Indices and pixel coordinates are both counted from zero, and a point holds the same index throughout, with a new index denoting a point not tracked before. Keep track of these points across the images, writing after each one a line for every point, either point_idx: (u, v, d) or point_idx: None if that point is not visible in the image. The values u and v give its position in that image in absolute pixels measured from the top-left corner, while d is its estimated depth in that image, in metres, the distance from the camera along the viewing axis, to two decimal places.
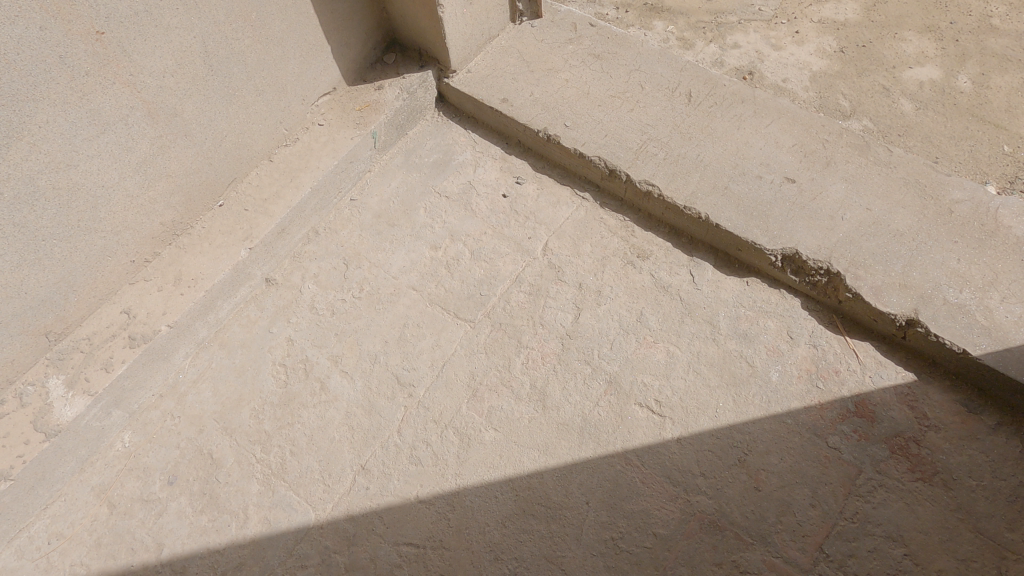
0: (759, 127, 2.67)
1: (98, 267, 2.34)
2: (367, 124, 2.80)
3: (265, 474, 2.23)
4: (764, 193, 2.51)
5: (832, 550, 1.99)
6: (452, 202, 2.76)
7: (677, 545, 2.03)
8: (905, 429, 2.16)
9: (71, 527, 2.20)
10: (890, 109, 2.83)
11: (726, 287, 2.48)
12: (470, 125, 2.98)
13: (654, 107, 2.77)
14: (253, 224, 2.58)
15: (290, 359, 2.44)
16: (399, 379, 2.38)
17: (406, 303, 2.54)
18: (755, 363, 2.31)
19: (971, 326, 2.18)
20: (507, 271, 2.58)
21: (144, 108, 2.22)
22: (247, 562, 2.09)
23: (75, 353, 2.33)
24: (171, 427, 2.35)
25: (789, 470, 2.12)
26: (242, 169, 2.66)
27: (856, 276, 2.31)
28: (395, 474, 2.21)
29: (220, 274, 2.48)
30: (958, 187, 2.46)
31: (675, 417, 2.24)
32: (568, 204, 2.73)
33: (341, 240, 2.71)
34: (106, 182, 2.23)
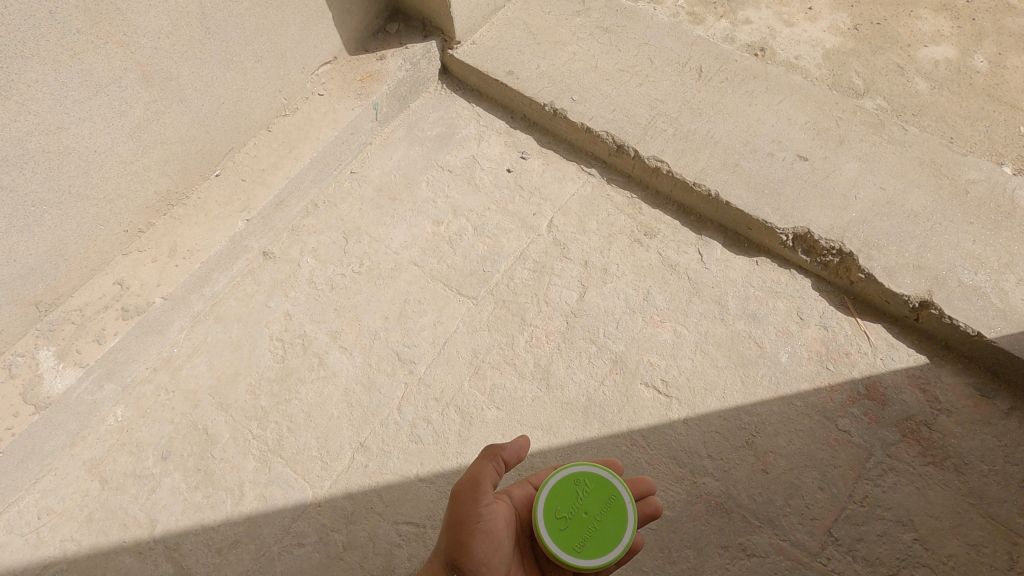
0: (772, 103, 2.60)
1: (90, 236, 2.27)
2: (369, 95, 2.72)
3: (262, 451, 2.18)
4: (776, 170, 2.45)
5: (841, 534, 1.95)
6: (455, 176, 2.69)
7: (682, 527, 1.98)
8: (916, 413, 2.11)
9: (61, 501, 2.14)
10: (904, 88, 2.76)
11: (735, 266, 2.43)
12: (474, 98, 2.91)
13: (663, 82, 2.70)
14: (250, 195, 2.52)
15: (288, 334, 2.38)
16: (400, 355, 2.32)
17: (407, 278, 2.47)
18: (763, 344, 2.27)
19: (987, 308, 2.13)
20: (511, 247, 2.51)
21: (138, 70, 2.14)
22: (242, 539, 2.04)
23: (66, 325, 2.27)
24: (165, 402, 2.28)
25: (797, 452, 2.07)
26: (240, 139, 2.59)
27: (869, 256, 2.25)
28: (394, 452, 2.16)
29: (217, 246, 2.42)
30: (974, 167, 2.40)
31: (682, 397, 2.19)
32: (574, 179, 2.66)
33: (340, 213, 2.64)
34: (98, 147, 2.15)
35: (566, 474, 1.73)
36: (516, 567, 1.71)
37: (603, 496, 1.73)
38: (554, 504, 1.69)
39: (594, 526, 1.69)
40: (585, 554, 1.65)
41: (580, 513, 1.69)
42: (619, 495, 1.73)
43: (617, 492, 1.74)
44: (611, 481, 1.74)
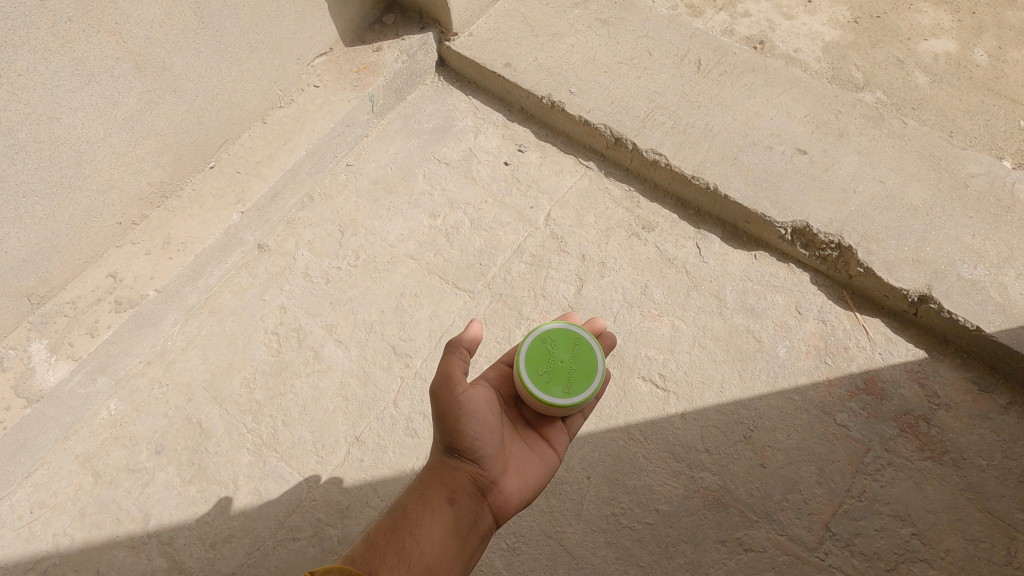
0: (771, 96, 2.59)
1: (83, 228, 2.25)
2: (365, 86, 2.70)
3: (256, 445, 2.16)
4: (775, 164, 2.43)
5: (839, 528, 1.94)
6: (452, 169, 2.67)
7: (680, 521, 1.97)
8: (914, 407, 2.10)
9: (54, 495, 2.12)
10: (904, 81, 2.75)
11: (734, 260, 2.41)
12: (471, 91, 2.89)
13: (662, 75, 2.68)
14: (245, 187, 2.49)
15: (283, 328, 2.36)
16: (396, 349, 2.31)
17: (403, 272, 2.46)
18: (762, 339, 2.25)
19: (986, 303, 2.12)
20: (508, 241, 2.50)
21: (131, 60, 2.12)
22: (236, 534, 2.02)
23: (59, 317, 2.25)
24: (159, 395, 2.27)
25: (795, 447, 2.06)
26: (235, 131, 2.56)
27: (868, 250, 2.24)
28: (390, 446, 2.14)
29: (211, 238, 2.39)
30: (974, 161, 2.39)
31: (679, 391, 2.18)
32: (572, 172, 2.64)
33: (336, 206, 2.62)
34: (91, 137, 2.13)
35: (530, 338, 1.75)
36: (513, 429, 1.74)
37: (571, 345, 1.76)
38: (533, 367, 1.71)
39: (573, 370, 1.72)
40: (575, 391, 1.70)
41: (556, 363, 1.73)
42: (580, 337, 1.77)
43: (578, 334, 1.78)
44: (567, 328, 1.78)
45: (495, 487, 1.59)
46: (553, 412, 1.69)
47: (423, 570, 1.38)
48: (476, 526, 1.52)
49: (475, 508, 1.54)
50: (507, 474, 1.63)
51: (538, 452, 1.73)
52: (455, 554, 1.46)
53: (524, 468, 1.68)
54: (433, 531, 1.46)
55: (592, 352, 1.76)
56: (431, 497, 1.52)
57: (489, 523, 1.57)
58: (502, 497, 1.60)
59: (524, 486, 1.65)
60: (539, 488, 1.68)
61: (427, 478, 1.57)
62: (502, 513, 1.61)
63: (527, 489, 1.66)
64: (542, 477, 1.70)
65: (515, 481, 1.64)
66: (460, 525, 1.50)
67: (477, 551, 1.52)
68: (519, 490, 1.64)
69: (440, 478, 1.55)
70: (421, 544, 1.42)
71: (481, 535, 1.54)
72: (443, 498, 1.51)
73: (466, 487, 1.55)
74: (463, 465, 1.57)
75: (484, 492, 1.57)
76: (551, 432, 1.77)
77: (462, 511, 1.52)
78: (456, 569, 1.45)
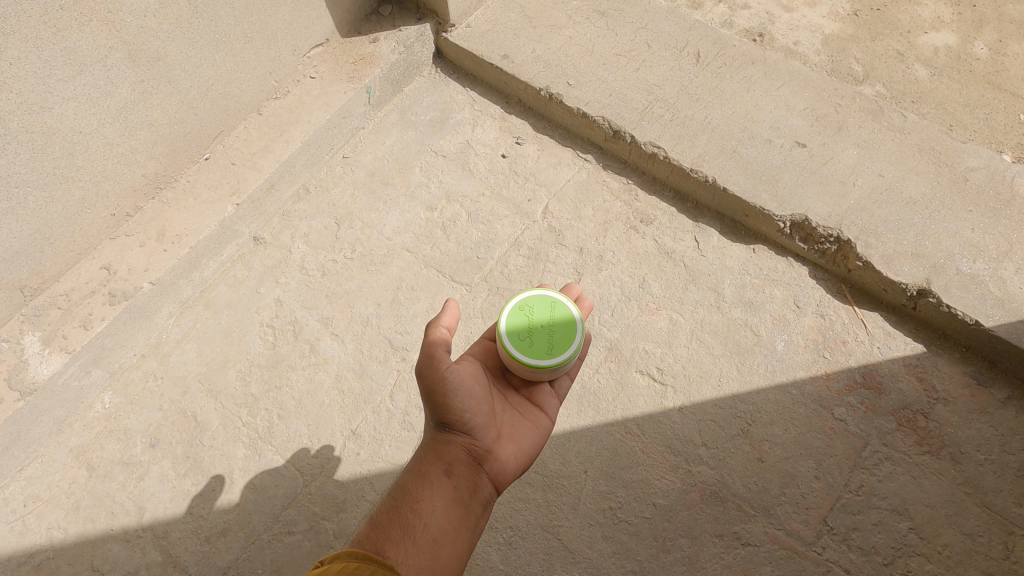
0: (770, 89, 2.57)
1: (76, 219, 2.23)
2: (361, 78, 2.68)
3: (252, 438, 2.15)
4: (774, 157, 2.42)
5: (837, 523, 1.93)
6: (449, 161, 2.65)
7: (677, 516, 1.97)
8: (913, 402, 2.09)
9: (47, 489, 2.10)
10: (904, 74, 2.73)
11: (732, 253, 2.40)
12: (469, 83, 2.87)
13: (661, 67, 2.66)
14: (240, 179, 2.47)
15: (278, 321, 2.35)
16: (392, 342, 2.29)
17: (400, 264, 2.44)
18: (760, 333, 2.25)
19: (985, 297, 2.11)
20: (505, 234, 2.48)
21: (124, 49, 2.09)
22: (232, 527, 2.01)
23: (52, 310, 2.23)
24: (154, 388, 2.25)
25: (793, 441, 2.05)
26: (229, 122, 2.54)
27: (867, 244, 2.23)
28: (387, 440, 2.13)
29: (206, 230, 2.37)
30: (974, 154, 2.38)
31: (677, 385, 2.18)
32: (569, 165, 2.63)
33: (332, 198, 2.60)
34: (84, 128, 2.10)
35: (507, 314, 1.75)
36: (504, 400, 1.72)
37: (549, 311, 1.76)
38: (514, 334, 1.70)
39: (554, 331, 1.72)
40: (560, 350, 1.69)
41: (537, 327, 1.72)
42: (557, 300, 1.78)
43: (554, 298, 1.78)
44: (541, 294, 1.78)
45: (490, 456, 1.56)
46: (541, 373, 1.67)
47: (430, 543, 1.34)
48: (477, 495, 1.49)
49: (474, 478, 1.51)
50: (501, 441, 1.60)
51: (529, 418, 1.70)
52: (461, 524, 1.42)
53: (517, 434, 1.65)
54: (436, 504, 1.41)
55: (570, 313, 1.76)
56: (429, 472, 1.47)
57: (490, 491, 1.53)
58: (499, 464, 1.57)
59: (519, 452, 1.62)
60: (534, 452, 1.66)
61: (422, 455, 1.52)
62: (501, 480, 1.58)
63: (523, 454, 1.64)
64: (536, 441, 1.68)
65: (510, 447, 1.61)
66: (461, 496, 1.46)
67: (482, 519, 1.48)
68: (515, 456, 1.61)
69: (435, 453, 1.50)
70: (425, 518, 1.38)
71: (484, 503, 1.51)
72: (441, 471, 1.47)
73: (461, 459, 1.51)
74: (456, 439, 1.54)
75: (480, 461, 1.54)
76: (540, 397, 1.75)
77: (461, 482, 1.48)
78: (464, 538, 1.41)
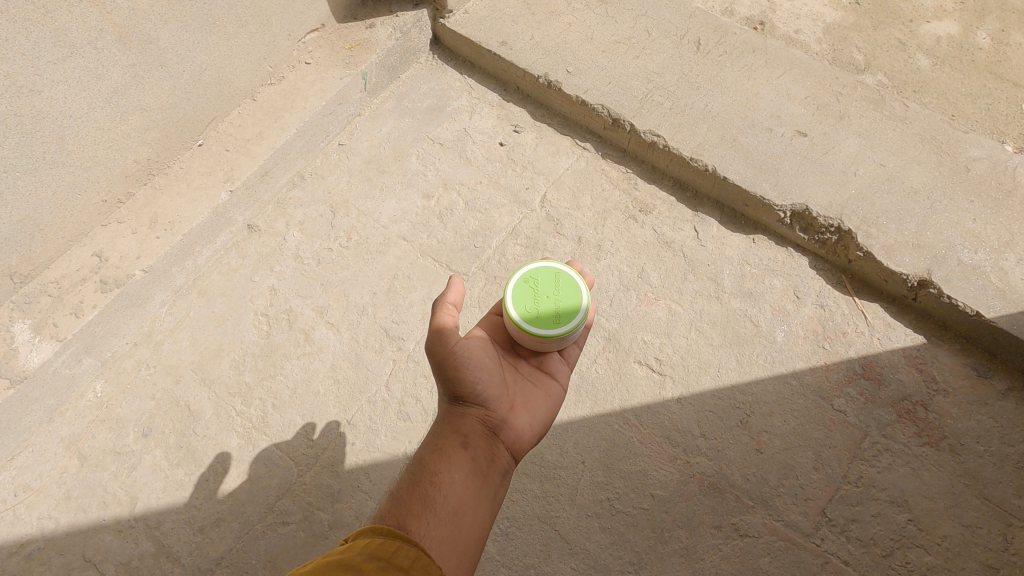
0: (771, 77, 2.54)
1: (66, 205, 2.19)
2: (357, 64, 2.64)
3: (246, 427, 2.13)
4: (774, 146, 2.39)
5: (835, 514, 1.92)
6: (446, 149, 2.62)
7: (675, 507, 1.95)
8: (912, 393, 2.08)
9: (38, 478, 2.08)
10: (906, 64, 2.70)
11: (732, 243, 2.38)
12: (467, 70, 2.83)
13: (661, 55, 2.63)
14: (233, 165, 2.44)
15: (272, 310, 2.32)
16: (388, 332, 2.27)
17: (396, 253, 2.41)
18: (759, 323, 2.23)
19: (986, 288, 2.09)
20: (503, 222, 2.45)
21: (115, 32, 2.05)
22: (225, 518, 1.99)
23: (42, 297, 2.20)
24: (146, 377, 2.22)
25: (792, 432, 2.04)
26: (223, 108, 2.51)
27: (868, 234, 2.21)
28: (382, 430, 2.11)
29: (199, 218, 2.34)
30: (976, 144, 2.36)
31: (676, 375, 2.16)
32: (568, 153, 2.60)
33: (327, 186, 2.57)
34: (74, 112, 2.07)
35: (511, 286, 1.72)
36: (515, 370, 1.68)
37: (553, 281, 1.74)
38: (520, 306, 1.67)
39: (559, 300, 1.70)
40: (567, 319, 1.66)
41: (542, 298, 1.70)
42: (560, 271, 1.76)
43: (556, 270, 1.76)
44: (543, 267, 1.76)
45: (505, 425, 1.50)
46: (550, 343, 1.65)
47: (452, 515, 1.27)
48: (496, 465, 1.43)
49: (491, 448, 1.44)
50: (514, 411, 1.55)
51: (540, 389, 1.66)
52: (482, 493, 1.35)
53: (530, 403, 1.60)
54: (455, 475, 1.34)
55: (573, 283, 1.75)
56: (445, 445, 1.40)
57: (507, 461, 1.47)
58: (514, 434, 1.51)
59: (533, 421, 1.58)
60: (548, 421, 1.62)
61: (437, 429, 1.45)
62: (517, 450, 1.52)
63: (536, 424, 1.59)
64: (549, 410, 1.63)
65: (524, 416, 1.56)
66: (479, 466, 1.39)
67: (502, 489, 1.42)
68: (530, 424, 1.57)
69: (450, 426, 1.44)
70: (445, 489, 1.30)
71: (502, 473, 1.45)
72: (458, 442, 1.40)
73: (477, 430, 1.45)
74: (470, 410, 1.47)
75: (496, 431, 1.48)
76: (548, 366, 1.73)
77: (478, 452, 1.42)
78: (486, 507, 1.34)
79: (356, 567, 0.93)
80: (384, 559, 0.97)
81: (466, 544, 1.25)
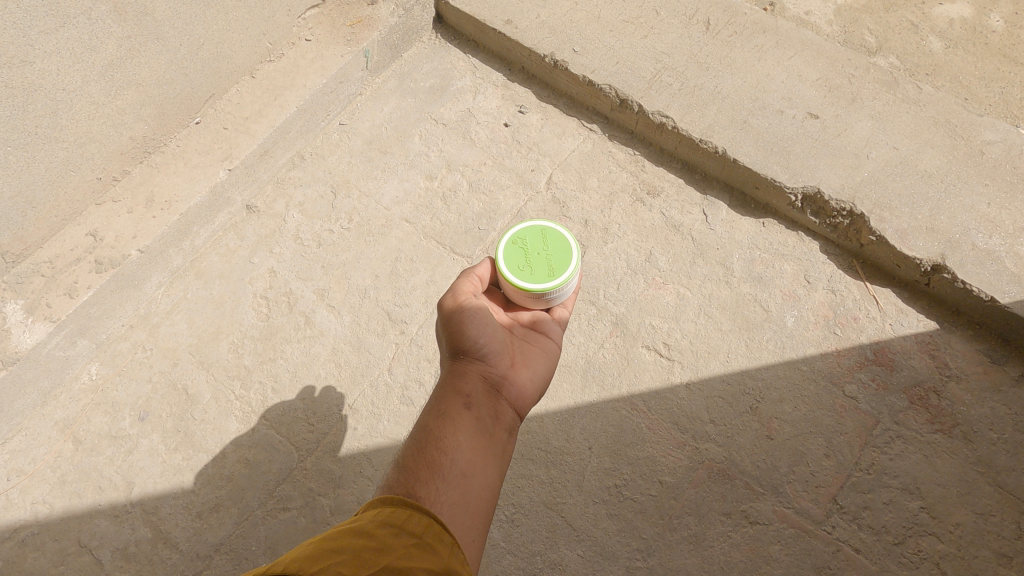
0: (782, 58, 2.48)
1: (59, 183, 2.14)
2: (360, 41, 2.59)
3: (245, 412, 2.08)
4: (786, 128, 2.34)
5: (846, 502, 1.88)
6: (450, 129, 2.56)
7: (683, 493, 1.92)
8: (925, 379, 2.03)
9: (32, 463, 2.03)
10: (918, 47, 2.66)
11: (741, 227, 2.33)
12: (471, 50, 2.77)
13: (669, 34, 2.57)
14: (232, 144, 2.39)
15: (272, 292, 2.27)
16: (390, 315, 2.22)
17: (399, 235, 2.36)
18: (769, 308, 2.19)
19: (1001, 273, 2.04)
20: (508, 205, 2.40)
21: (109, 2, 1.99)
22: (224, 503, 1.94)
23: (36, 277, 2.15)
24: (142, 360, 2.17)
25: (803, 419, 2.00)
26: (221, 85, 2.45)
27: (880, 218, 2.16)
28: (385, 414, 2.06)
29: (197, 197, 2.29)
30: (991, 127, 2.29)
31: (684, 361, 2.12)
32: (574, 135, 2.54)
33: (328, 166, 2.52)
34: (67, 85, 2.00)
35: (502, 252, 1.69)
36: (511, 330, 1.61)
37: (541, 238, 1.70)
38: (516, 272, 1.65)
39: (550, 255, 1.67)
40: (561, 271, 1.65)
41: (533, 257, 1.67)
42: (545, 227, 1.72)
43: (541, 225, 1.72)
44: (527, 225, 1.72)
45: (506, 382, 1.44)
46: (548, 297, 1.64)
47: (460, 478, 1.21)
48: (500, 422, 1.37)
49: (494, 406, 1.38)
50: (515, 367, 1.49)
51: (538, 344, 1.60)
52: (489, 453, 1.30)
53: (530, 359, 1.54)
54: (460, 437, 1.28)
55: (561, 235, 1.71)
56: (447, 407, 1.33)
57: (512, 418, 1.41)
58: (517, 390, 1.45)
59: (536, 376, 1.51)
60: (550, 375, 1.55)
61: (437, 393, 1.39)
62: (520, 406, 1.46)
63: (539, 379, 1.53)
64: (549, 365, 1.57)
65: (525, 372, 1.50)
66: (484, 425, 1.33)
67: (509, 446, 1.37)
68: (531, 379, 1.50)
69: (451, 388, 1.37)
70: (451, 453, 1.24)
71: (508, 430, 1.39)
72: (460, 403, 1.34)
73: (479, 389, 1.39)
74: (470, 369, 1.41)
75: (498, 388, 1.42)
76: (543, 325, 1.65)
77: (482, 411, 1.35)
78: (494, 466, 1.29)
79: (369, 533, 0.93)
80: (396, 526, 0.96)
81: (476, 506, 1.19)
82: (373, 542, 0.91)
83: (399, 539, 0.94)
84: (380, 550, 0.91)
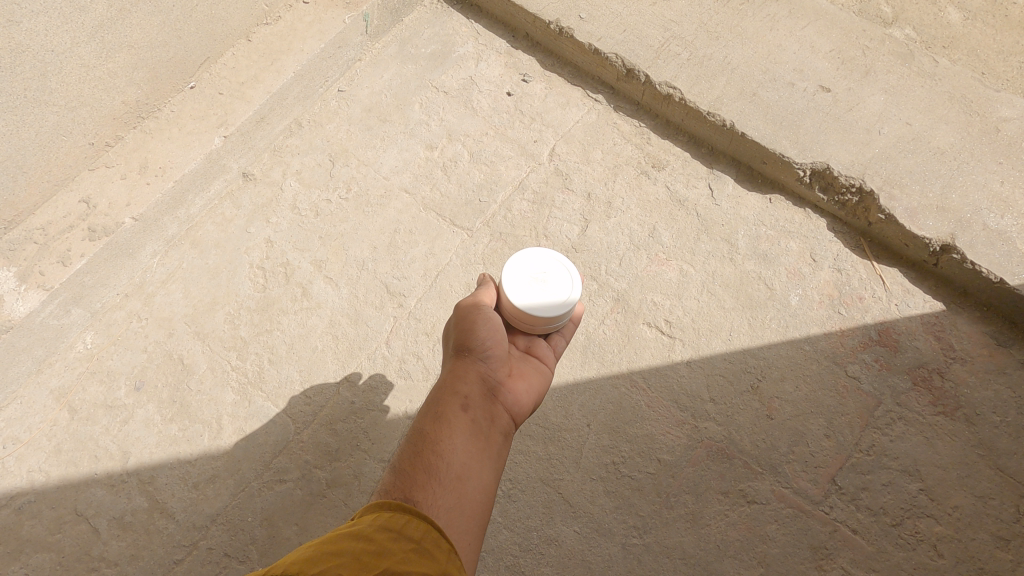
0: (794, 28, 2.40)
1: (50, 148, 2.10)
2: (358, 5, 2.55)
3: (241, 383, 2.06)
4: (796, 102, 2.28)
5: (845, 483, 1.87)
6: (451, 98, 2.50)
7: (681, 472, 1.91)
8: (929, 360, 2.00)
9: (28, 431, 2.01)
10: (935, 18, 2.57)
11: (747, 204, 2.28)
12: (473, 15, 2.70)
13: (679, 2, 2.49)
14: (227, 110, 2.35)
15: (269, 262, 2.23)
16: (389, 288, 2.19)
17: (398, 206, 2.32)
18: (773, 286, 2.15)
19: (1011, 254, 2.00)
20: (509, 176, 2.35)
21: None
22: (220, 474, 1.93)
23: (28, 245, 2.11)
24: (138, 329, 2.14)
25: (804, 399, 1.98)
26: (216, 48, 2.41)
27: (890, 195, 2.11)
28: (382, 388, 2.04)
29: (192, 164, 2.24)
30: (1007, 104, 2.23)
31: (686, 339, 2.09)
32: (578, 105, 2.48)
33: (326, 135, 2.46)
34: (56, 47, 1.96)
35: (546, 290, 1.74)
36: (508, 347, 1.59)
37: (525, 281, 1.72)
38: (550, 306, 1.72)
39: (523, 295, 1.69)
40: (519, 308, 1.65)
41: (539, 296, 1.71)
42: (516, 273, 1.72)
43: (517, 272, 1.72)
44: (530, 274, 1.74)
45: (503, 388, 1.42)
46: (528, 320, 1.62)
47: (455, 480, 1.19)
48: (495, 426, 1.34)
49: (490, 409, 1.36)
50: (511, 377, 1.47)
51: (533, 362, 1.58)
52: (485, 457, 1.27)
53: (526, 372, 1.52)
54: (456, 440, 1.26)
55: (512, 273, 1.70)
56: (444, 409, 1.31)
57: (508, 423, 1.39)
58: (514, 396, 1.43)
59: (532, 388, 1.49)
60: (546, 390, 1.53)
61: (435, 393, 1.37)
62: (516, 413, 1.44)
63: (535, 391, 1.50)
64: (545, 382, 1.55)
65: (521, 383, 1.48)
66: (480, 427, 1.31)
67: (504, 450, 1.34)
68: (527, 391, 1.48)
69: (448, 389, 1.35)
70: (447, 455, 1.22)
71: (504, 434, 1.36)
72: (457, 405, 1.32)
73: (476, 391, 1.37)
74: (468, 372, 1.40)
75: (494, 393, 1.39)
76: (538, 349, 1.63)
77: (478, 414, 1.33)
78: (490, 469, 1.27)
79: (367, 537, 0.91)
80: (394, 531, 0.94)
81: (471, 510, 1.17)
82: (370, 546, 0.90)
83: (397, 545, 0.92)
84: (379, 555, 0.89)
